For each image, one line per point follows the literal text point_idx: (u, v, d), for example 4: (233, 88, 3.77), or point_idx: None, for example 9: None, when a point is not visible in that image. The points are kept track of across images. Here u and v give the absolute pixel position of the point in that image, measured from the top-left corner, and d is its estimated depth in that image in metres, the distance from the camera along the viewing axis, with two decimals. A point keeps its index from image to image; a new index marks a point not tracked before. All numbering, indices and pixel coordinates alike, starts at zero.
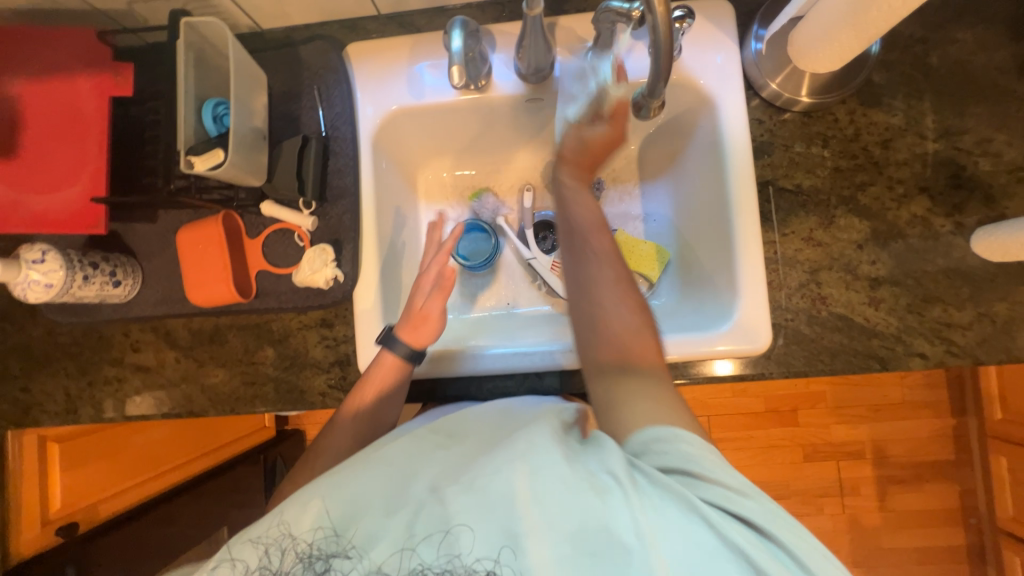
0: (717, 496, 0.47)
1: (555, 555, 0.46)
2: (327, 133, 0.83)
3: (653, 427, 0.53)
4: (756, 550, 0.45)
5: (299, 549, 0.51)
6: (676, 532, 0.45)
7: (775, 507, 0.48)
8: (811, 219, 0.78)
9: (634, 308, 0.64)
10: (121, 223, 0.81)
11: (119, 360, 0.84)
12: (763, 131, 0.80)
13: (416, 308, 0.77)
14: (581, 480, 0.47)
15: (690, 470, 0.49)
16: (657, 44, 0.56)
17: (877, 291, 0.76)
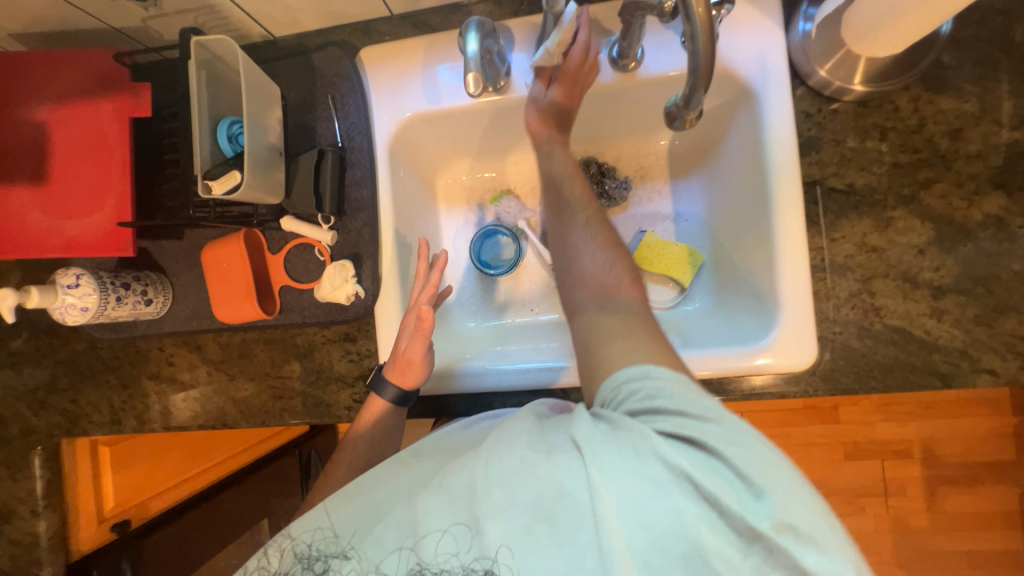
0: (672, 426, 0.44)
1: (520, 525, 0.45)
2: (344, 144, 0.80)
3: (625, 367, 0.52)
4: (708, 476, 0.42)
5: (297, 550, 0.56)
6: (623, 473, 0.43)
7: (733, 428, 0.44)
8: (865, 222, 0.70)
9: (607, 244, 0.66)
10: (150, 241, 0.83)
11: (156, 373, 0.87)
12: (810, 126, 0.73)
13: (401, 349, 0.73)
14: (531, 454, 0.47)
15: (654, 406, 0.47)
16: (694, 56, 0.52)
17: (941, 300, 0.68)
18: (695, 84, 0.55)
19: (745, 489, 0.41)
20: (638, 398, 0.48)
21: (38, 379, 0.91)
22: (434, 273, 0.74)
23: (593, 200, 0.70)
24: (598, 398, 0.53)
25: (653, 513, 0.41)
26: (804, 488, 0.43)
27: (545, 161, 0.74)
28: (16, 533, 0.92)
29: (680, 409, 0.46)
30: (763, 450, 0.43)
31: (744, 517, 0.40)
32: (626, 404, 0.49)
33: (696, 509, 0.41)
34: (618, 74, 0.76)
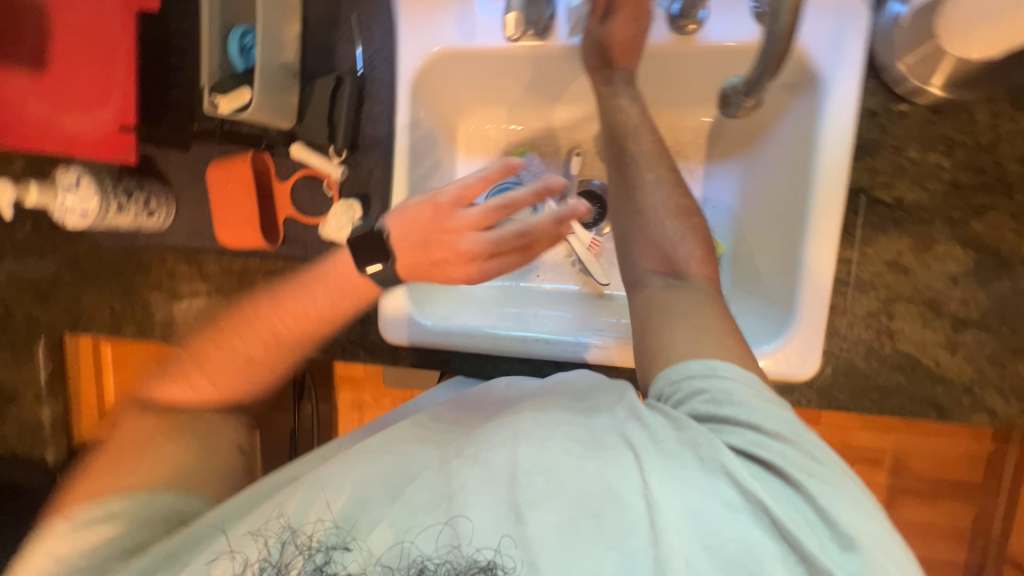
0: (745, 443, 0.48)
1: (561, 519, 0.47)
2: (364, 73, 0.75)
3: (694, 360, 0.54)
4: (782, 506, 0.45)
5: (299, 541, 0.54)
6: (688, 485, 0.46)
7: (817, 458, 0.47)
8: (903, 240, 0.66)
9: (676, 212, 0.67)
10: (154, 149, 0.79)
11: (158, 285, 0.86)
12: (872, 126, 0.66)
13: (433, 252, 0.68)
14: (579, 446, 0.51)
15: (723, 416, 0.50)
16: (771, 38, 0.46)
17: (959, 334, 0.66)
18: (767, 69, 0.49)
19: (827, 529, 0.45)
20: (706, 400, 0.51)
21: (41, 273, 0.91)
22: (525, 196, 0.65)
23: (663, 156, 0.70)
24: (654, 387, 0.56)
25: (723, 536, 0.44)
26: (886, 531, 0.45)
27: (610, 107, 0.72)
28: (23, 412, 0.97)
29: (757, 426, 0.48)
30: (840, 483, 0.47)
31: (817, 551, 0.44)
32: (690, 405, 0.52)
33: (767, 539, 0.44)
34: (673, 37, 0.70)
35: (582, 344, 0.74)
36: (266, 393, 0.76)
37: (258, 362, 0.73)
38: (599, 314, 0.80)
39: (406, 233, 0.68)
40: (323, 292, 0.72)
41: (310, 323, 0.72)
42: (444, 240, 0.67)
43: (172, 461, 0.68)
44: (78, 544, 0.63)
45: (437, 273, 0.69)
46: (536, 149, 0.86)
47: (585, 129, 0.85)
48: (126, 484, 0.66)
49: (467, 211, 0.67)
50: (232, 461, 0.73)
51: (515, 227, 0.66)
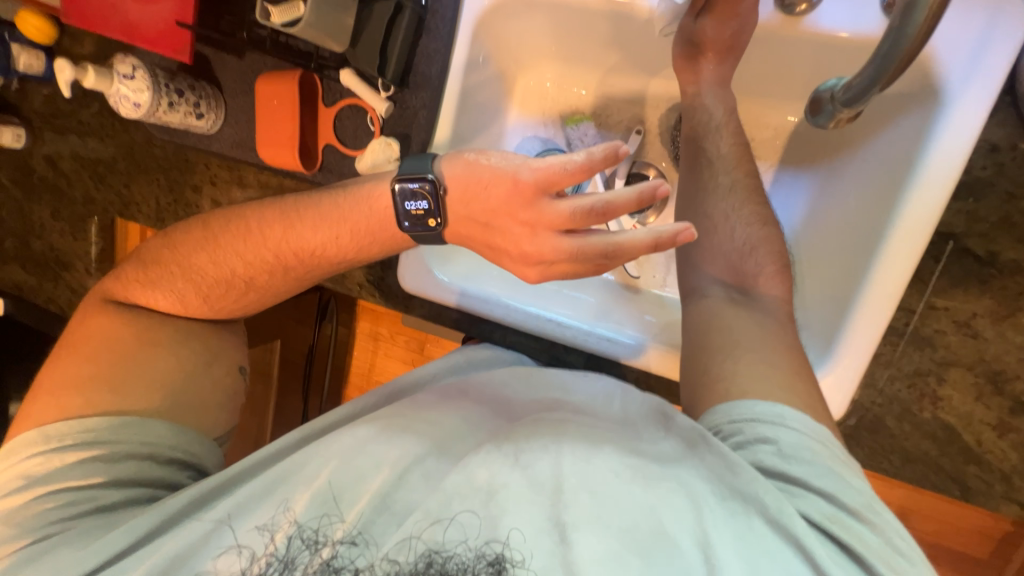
0: (818, 512, 0.45)
1: (608, 551, 0.47)
2: (427, 4, 0.70)
3: (764, 403, 0.51)
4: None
5: (304, 535, 0.53)
6: (745, 542, 0.45)
7: (901, 549, 0.44)
8: (982, 301, 0.58)
9: (750, 220, 0.62)
10: (211, 50, 0.78)
11: (199, 188, 0.89)
12: (988, 164, 0.56)
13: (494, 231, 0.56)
14: (626, 472, 0.50)
15: (792, 476, 0.48)
16: (895, 39, 0.39)
17: (1015, 417, 0.59)
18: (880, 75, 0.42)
19: None
20: (772, 451, 0.49)
21: (100, 156, 0.95)
22: (622, 200, 0.50)
23: (746, 157, 0.65)
24: (708, 419, 0.54)
25: None
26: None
27: (690, 106, 0.67)
28: (74, 281, 1.05)
29: (832, 496, 0.46)
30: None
31: None
32: (754, 454, 0.50)
33: None
34: (777, 16, 0.61)
35: (596, 335, 0.71)
36: (258, 307, 0.72)
37: (253, 285, 0.69)
38: (621, 306, 0.77)
39: (464, 194, 0.57)
40: (329, 230, 0.63)
41: (308, 259, 0.66)
42: (513, 231, 0.54)
43: (166, 383, 0.66)
44: (57, 464, 0.61)
45: (491, 256, 0.59)
46: (595, 118, 0.79)
47: (652, 106, 0.77)
48: (118, 402, 0.64)
49: (551, 205, 0.52)
50: (232, 385, 0.72)
51: (600, 245, 0.51)
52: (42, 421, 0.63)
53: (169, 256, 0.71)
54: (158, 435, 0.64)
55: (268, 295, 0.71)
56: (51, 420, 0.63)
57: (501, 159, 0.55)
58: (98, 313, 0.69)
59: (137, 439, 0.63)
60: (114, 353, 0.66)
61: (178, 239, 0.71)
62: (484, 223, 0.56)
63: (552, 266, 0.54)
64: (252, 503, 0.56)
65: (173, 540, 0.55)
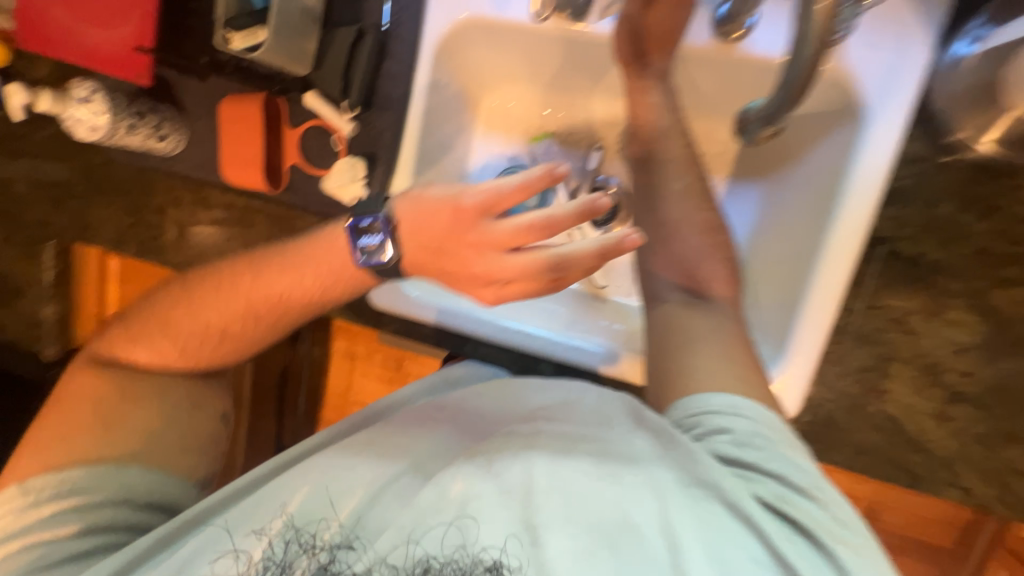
0: (771, 493, 0.48)
1: (579, 547, 0.48)
2: (389, 29, 0.72)
3: (719, 395, 0.53)
4: (809, 566, 0.45)
5: (303, 540, 0.55)
6: (706, 527, 0.47)
7: (845, 522, 0.47)
8: (915, 299, 0.62)
9: (703, 228, 0.65)
10: (173, 73, 0.78)
11: (162, 210, 0.88)
12: (909, 173, 0.61)
13: (448, 258, 0.57)
14: (596, 470, 0.52)
15: (747, 462, 0.50)
16: (794, 67, 0.41)
17: (952, 406, 0.63)
18: (784, 100, 0.44)
19: None
20: (726, 439, 0.51)
21: (57, 179, 0.92)
22: (565, 215, 0.52)
23: (693, 163, 0.67)
24: (673, 414, 0.56)
25: None
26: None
27: (635, 104, 0.69)
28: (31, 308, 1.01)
29: (783, 477, 0.49)
30: (868, 549, 0.46)
31: None
32: (712, 445, 0.52)
33: None
34: (715, 41, 0.65)
35: (563, 344, 0.73)
36: (236, 359, 0.71)
37: (228, 335, 0.67)
38: (589, 315, 0.79)
39: (419, 230, 0.58)
40: (304, 273, 0.64)
41: (284, 305, 0.65)
42: (463, 253, 0.56)
43: (145, 431, 0.65)
44: (33, 515, 0.61)
45: (446, 283, 0.60)
46: (557, 136, 0.82)
47: (610, 123, 0.81)
48: (97, 452, 0.63)
49: (494, 225, 0.54)
50: (213, 433, 0.70)
51: (549, 258, 0.54)
52: (23, 475, 0.62)
53: (142, 313, 0.70)
54: (135, 481, 0.63)
55: (241, 350, 0.69)
56: (31, 473, 0.62)
57: (446, 187, 0.58)
58: (74, 372, 0.68)
59: (117, 485, 0.63)
60: (92, 406, 0.65)
61: (147, 304, 0.70)
62: (439, 254, 0.57)
63: (508, 285, 0.56)
64: (249, 513, 0.58)
65: (175, 555, 0.58)
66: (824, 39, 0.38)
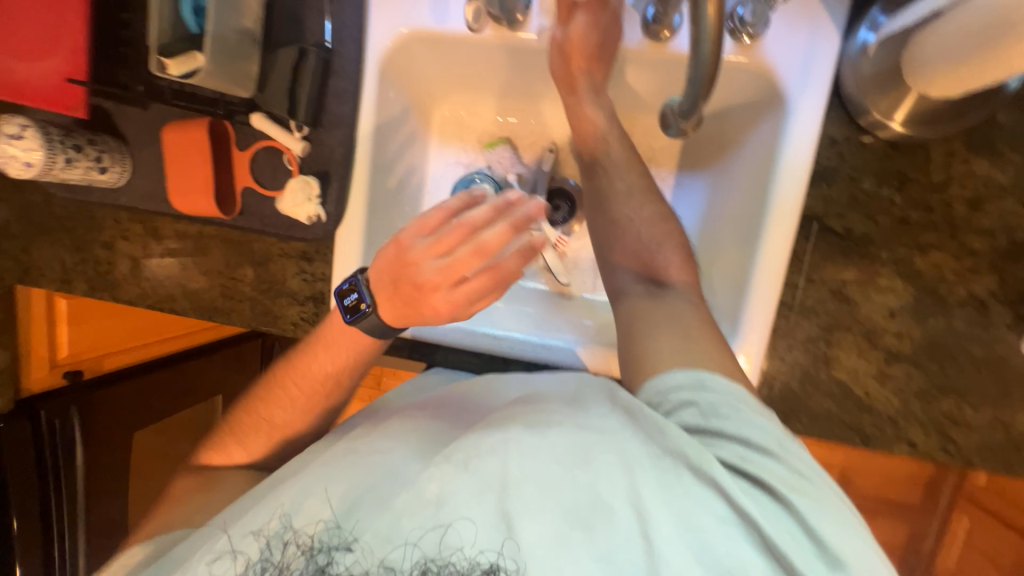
0: (732, 455, 0.50)
1: (554, 530, 0.49)
2: (332, 47, 0.72)
3: (680, 371, 0.57)
4: (770, 521, 0.47)
5: (300, 541, 0.54)
6: (676, 496, 0.49)
7: (799, 472, 0.49)
8: (849, 270, 0.67)
9: (653, 219, 0.70)
10: (110, 103, 0.76)
11: (110, 244, 0.85)
12: (831, 155, 0.66)
13: (402, 288, 0.60)
14: (568, 455, 0.52)
15: (711, 430, 0.52)
16: (696, 64, 0.43)
17: (891, 366, 0.68)
18: (696, 93, 0.46)
19: (814, 545, 0.46)
20: (693, 411, 0.54)
21: None
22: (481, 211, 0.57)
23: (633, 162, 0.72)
24: (643, 393, 0.59)
25: (710, 545, 0.47)
26: (874, 553, 0.46)
27: (574, 116, 0.73)
28: None
29: (743, 438, 0.51)
30: (825, 498, 0.48)
31: (802, 566, 0.45)
32: (679, 417, 0.55)
33: (756, 554, 0.46)
34: (646, 43, 0.68)
35: (529, 343, 0.75)
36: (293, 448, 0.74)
37: (275, 425, 0.72)
38: (554, 313, 0.81)
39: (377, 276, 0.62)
40: (322, 351, 0.68)
41: (315, 384, 0.70)
42: (407, 274, 0.59)
43: (192, 506, 0.69)
44: None
45: (410, 313, 0.62)
46: (510, 142, 0.84)
47: (559, 126, 0.83)
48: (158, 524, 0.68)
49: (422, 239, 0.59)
50: None
51: (471, 244, 0.57)
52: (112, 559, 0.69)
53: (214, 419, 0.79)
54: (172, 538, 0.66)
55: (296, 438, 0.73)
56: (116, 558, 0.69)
57: None
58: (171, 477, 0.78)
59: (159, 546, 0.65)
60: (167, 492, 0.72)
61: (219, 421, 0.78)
62: (396, 295, 0.61)
63: (456, 286, 0.58)
64: (250, 515, 0.58)
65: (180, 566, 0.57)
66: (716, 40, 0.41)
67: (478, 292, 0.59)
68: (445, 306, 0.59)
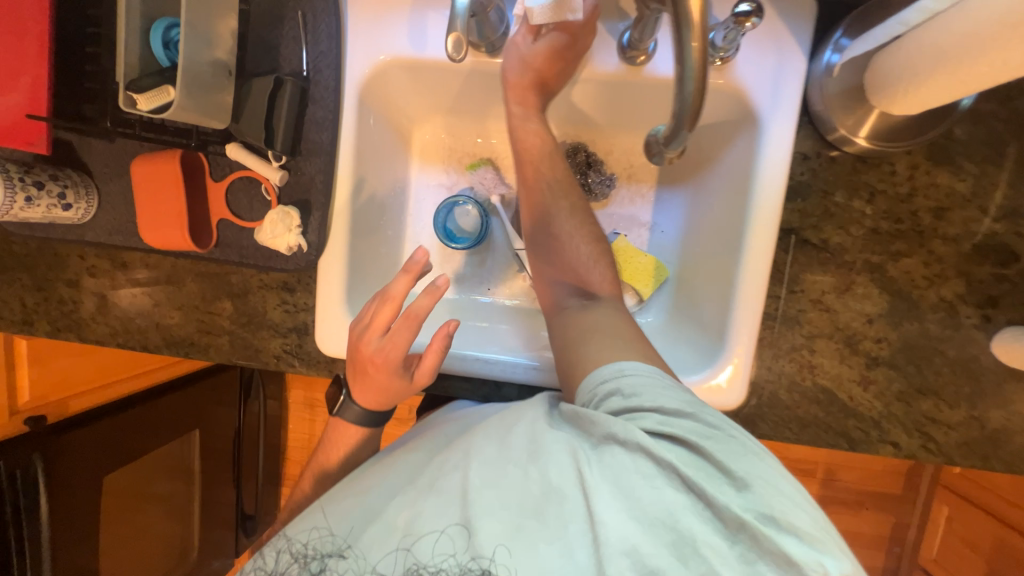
0: (654, 422, 0.48)
1: (508, 524, 0.47)
2: (309, 75, 0.71)
3: (608, 364, 0.56)
4: (691, 469, 0.45)
5: (295, 549, 0.58)
6: (611, 470, 0.46)
7: (710, 424, 0.47)
8: (827, 280, 0.69)
9: (588, 236, 0.70)
10: (75, 135, 0.73)
11: (75, 282, 0.81)
12: (804, 170, 0.69)
13: (357, 367, 0.68)
14: (522, 453, 0.51)
15: (634, 406, 0.50)
16: (681, 99, 0.45)
17: (872, 370, 0.70)
18: (681, 124, 0.48)
19: (725, 479, 0.44)
20: (618, 398, 0.52)
21: None
22: (398, 284, 0.64)
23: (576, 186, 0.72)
24: (579, 398, 0.56)
25: (642, 508, 0.44)
26: (789, 483, 0.45)
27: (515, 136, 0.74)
28: None
29: (658, 407, 0.49)
30: (737, 442, 0.47)
31: (719, 500, 0.43)
32: (609, 404, 0.52)
33: (682, 500, 0.44)
34: (623, 66, 0.70)
35: (521, 365, 0.74)
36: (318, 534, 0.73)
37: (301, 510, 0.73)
38: (542, 332, 0.81)
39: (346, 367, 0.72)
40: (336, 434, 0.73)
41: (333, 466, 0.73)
42: (355, 354, 0.68)
43: None
44: None
45: (366, 385, 0.69)
46: (492, 162, 0.85)
47: None
48: None
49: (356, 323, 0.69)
50: None
51: (386, 312, 0.65)
52: None
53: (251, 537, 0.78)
54: None
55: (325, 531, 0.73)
56: None
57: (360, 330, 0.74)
58: None
59: None
60: None
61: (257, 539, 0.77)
62: (363, 375, 0.68)
63: (388, 337, 0.65)
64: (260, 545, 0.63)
65: None
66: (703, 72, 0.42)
67: (412, 340, 0.65)
68: (389, 356, 0.65)
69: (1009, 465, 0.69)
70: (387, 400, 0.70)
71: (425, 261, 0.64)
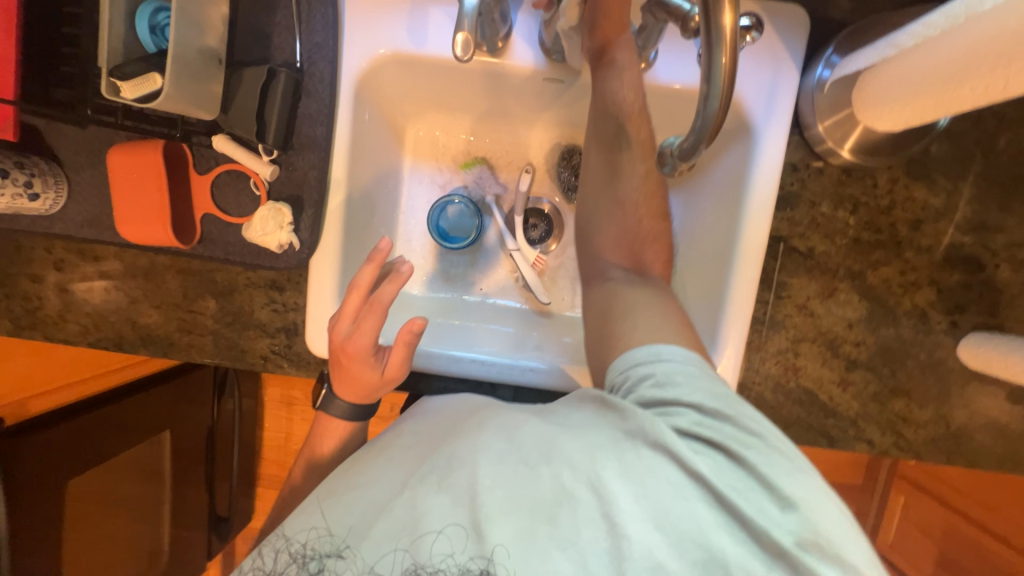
0: (690, 423, 0.47)
1: (518, 528, 0.46)
2: (303, 67, 0.69)
3: (647, 346, 0.55)
4: (729, 481, 0.45)
5: (293, 550, 0.54)
6: (640, 472, 0.46)
7: (751, 430, 0.47)
8: (812, 286, 0.73)
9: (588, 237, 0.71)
10: (42, 120, 0.69)
11: (40, 277, 0.76)
12: (794, 180, 0.72)
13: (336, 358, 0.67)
14: (533, 453, 0.49)
15: (666, 400, 0.49)
16: (703, 118, 0.46)
17: (850, 372, 0.74)
18: (699, 141, 0.48)
19: (767, 494, 0.44)
20: (650, 384, 0.51)
21: None
22: (365, 272, 0.63)
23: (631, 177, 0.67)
24: (609, 380, 0.57)
25: (672, 519, 0.44)
26: (833, 505, 0.45)
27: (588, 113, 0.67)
28: None
29: (699, 405, 0.48)
30: (781, 457, 0.46)
31: (758, 520, 0.43)
32: (638, 393, 0.52)
33: (715, 518, 0.44)
34: None
35: (519, 367, 0.74)
36: None
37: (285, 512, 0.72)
38: (529, 331, 0.81)
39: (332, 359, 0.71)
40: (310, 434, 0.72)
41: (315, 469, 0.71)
42: (332, 347, 0.67)
43: None
44: None
45: (345, 374, 0.68)
46: (487, 161, 0.85)
47: (534, 147, 0.85)
48: None
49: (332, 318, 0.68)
50: None
51: (353, 299, 0.64)
52: None
53: None
54: None
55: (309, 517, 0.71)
56: None
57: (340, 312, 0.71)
58: None
59: None
60: None
61: None
62: (341, 366, 0.67)
63: (357, 324, 0.64)
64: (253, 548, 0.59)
65: None
66: (729, 91, 0.44)
67: (381, 327, 0.64)
68: (359, 344, 0.64)
69: (970, 461, 0.74)
70: (368, 393, 0.69)
71: (389, 251, 0.63)
